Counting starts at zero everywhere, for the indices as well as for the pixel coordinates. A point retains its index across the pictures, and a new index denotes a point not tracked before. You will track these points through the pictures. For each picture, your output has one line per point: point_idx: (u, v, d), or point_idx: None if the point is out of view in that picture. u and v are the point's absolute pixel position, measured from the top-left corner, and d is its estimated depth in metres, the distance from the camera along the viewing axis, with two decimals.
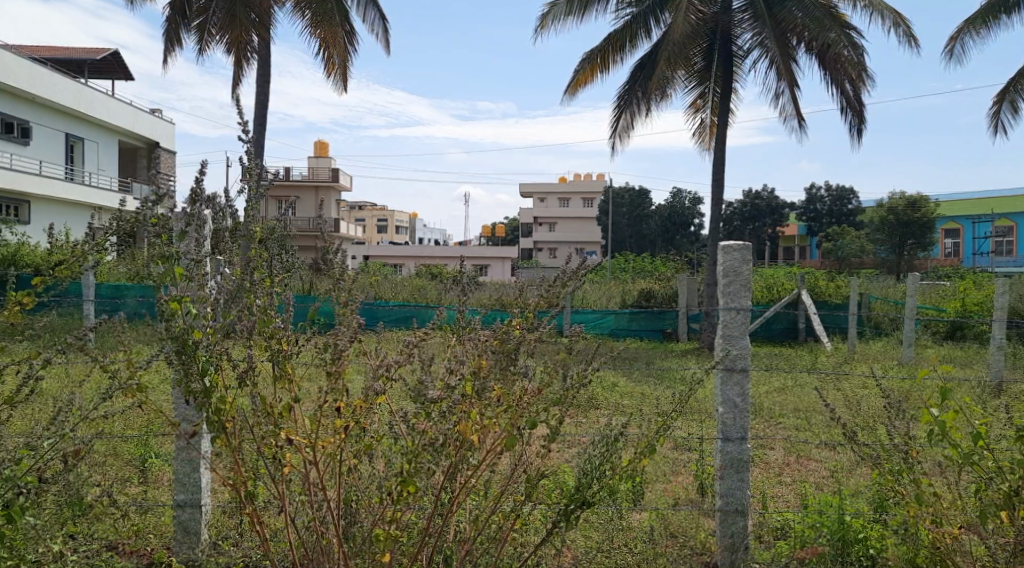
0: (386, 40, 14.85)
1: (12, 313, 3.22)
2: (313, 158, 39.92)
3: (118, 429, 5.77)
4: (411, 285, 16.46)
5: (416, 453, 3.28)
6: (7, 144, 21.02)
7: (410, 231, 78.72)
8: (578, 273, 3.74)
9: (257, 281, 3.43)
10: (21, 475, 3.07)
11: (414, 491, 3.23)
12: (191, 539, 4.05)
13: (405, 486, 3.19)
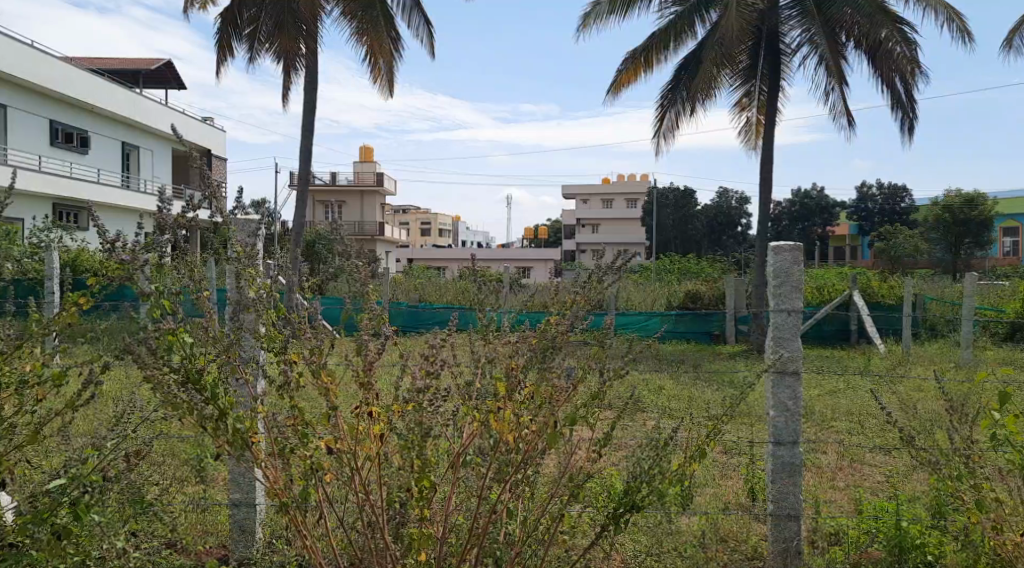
0: (431, 45, 14.97)
1: (71, 315, 2.99)
2: (359, 163, 40.39)
3: (176, 429, 5.89)
4: (456, 287, 16.55)
5: (420, 447, 3.28)
6: (67, 153, 21.66)
7: (454, 235, 79.19)
8: (618, 272, 3.68)
9: (259, 284, 3.42)
10: (89, 474, 3.12)
11: (432, 487, 3.26)
12: (247, 538, 4.11)
13: (421, 482, 3.23)
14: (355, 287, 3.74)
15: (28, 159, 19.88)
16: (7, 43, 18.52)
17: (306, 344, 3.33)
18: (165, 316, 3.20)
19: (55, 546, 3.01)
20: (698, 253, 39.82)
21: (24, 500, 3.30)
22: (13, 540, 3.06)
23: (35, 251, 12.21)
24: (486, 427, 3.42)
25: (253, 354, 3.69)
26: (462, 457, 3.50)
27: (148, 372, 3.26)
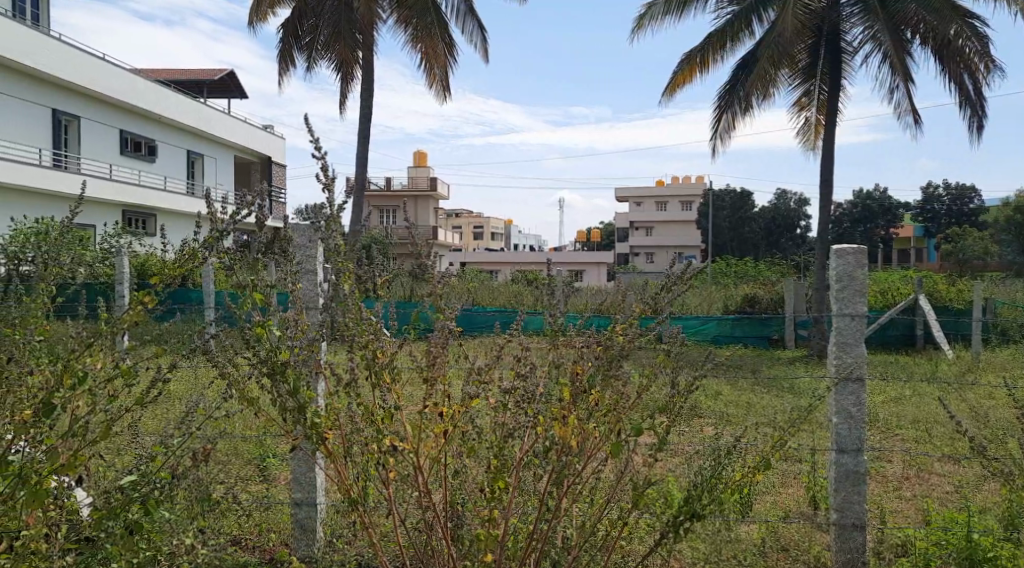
0: (485, 50, 15.02)
1: (136, 313, 3.01)
2: (413, 168, 40.78)
3: (240, 429, 5.99)
4: (509, 291, 16.57)
5: (501, 447, 3.36)
6: (135, 161, 22.30)
7: (506, 239, 79.38)
8: (684, 278, 3.62)
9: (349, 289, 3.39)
10: (158, 470, 3.21)
11: (505, 486, 3.27)
12: (309, 536, 4.15)
13: (496, 480, 3.25)
14: (417, 291, 3.75)
15: (98, 167, 20.52)
16: (77, 55, 19.02)
17: (376, 345, 3.34)
18: (257, 308, 3.34)
19: (129, 540, 3.04)
20: (755, 256, 39.26)
21: (98, 495, 3.34)
22: (88, 534, 3.15)
23: (106, 256, 12.60)
24: (550, 427, 3.38)
25: (318, 353, 3.72)
26: (523, 458, 3.48)
27: (242, 361, 3.42)
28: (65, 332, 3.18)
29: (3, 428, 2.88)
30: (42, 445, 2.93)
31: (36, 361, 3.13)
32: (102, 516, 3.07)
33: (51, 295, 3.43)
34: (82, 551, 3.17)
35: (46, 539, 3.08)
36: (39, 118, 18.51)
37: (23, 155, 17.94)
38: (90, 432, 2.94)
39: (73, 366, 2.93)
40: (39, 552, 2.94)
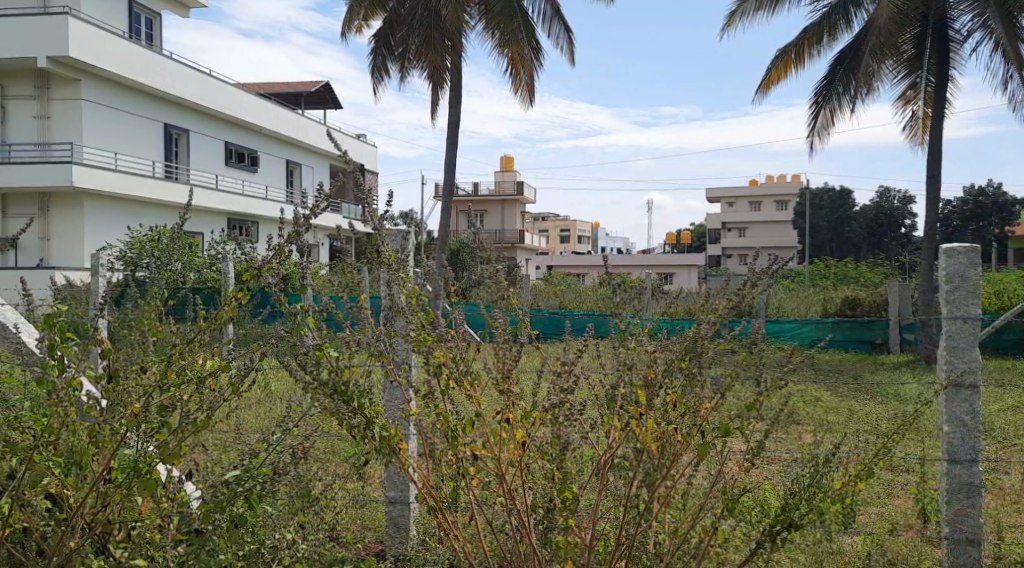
0: (571, 53, 14.96)
1: (231, 310, 3.03)
2: (500, 172, 41.01)
3: (335, 430, 6.12)
4: (596, 294, 16.46)
5: (563, 453, 3.15)
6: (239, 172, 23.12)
7: (593, 241, 79.11)
8: (770, 276, 3.44)
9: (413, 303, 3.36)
10: (259, 468, 3.19)
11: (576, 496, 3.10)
12: (402, 534, 4.19)
13: (564, 488, 3.06)
14: (493, 292, 3.69)
15: (205, 178, 21.35)
16: (185, 71, 19.78)
17: (453, 351, 3.28)
18: (313, 329, 3.11)
19: (234, 534, 3.16)
20: (856, 257, 37.94)
21: (205, 487, 3.44)
22: (197, 526, 3.15)
23: (214, 263, 13.16)
24: (632, 435, 3.25)
25: (404, 359, 3.70)
26: (608, 465, 3.36)
27: (309, 383, 3.21)
28: (171, 333, 3.20)
29: (116, 423, 2.89)
30: (154, 438, 2.88)
31: (144, 360, 3.09)
32: (210, 509, 3.05)
33: (162, 297, 3.46)
34: (193, 543, 3.20)
35: (159, 529, 3.10)
36: (151, 132, 19.29)
37: (138, 168, 18.79)
38: (195, 424, 2.91)
39: (178, 365, 2.99)
40: (155, 541, 3.04)
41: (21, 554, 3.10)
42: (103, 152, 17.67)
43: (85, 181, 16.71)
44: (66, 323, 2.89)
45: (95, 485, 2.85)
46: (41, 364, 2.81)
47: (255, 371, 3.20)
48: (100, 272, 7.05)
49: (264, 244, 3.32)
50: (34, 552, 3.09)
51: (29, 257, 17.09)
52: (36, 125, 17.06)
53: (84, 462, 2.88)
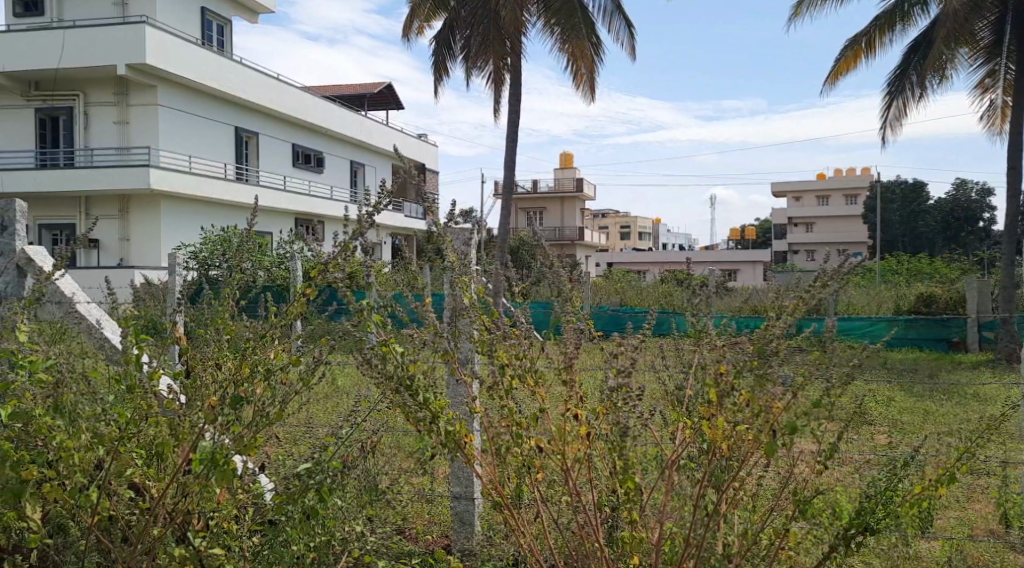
0: (633, 47, 14.83)
1: (300, 305, 3.03)
2: (559, 170, 41.02)
3: (402, 426, 6.16)
4: (659, 291, 16.30)
5: (624, 446, 3.05)
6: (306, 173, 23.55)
7: (655, 239, 78.48)
8: (843, 273, 3.27)
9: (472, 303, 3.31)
10: (329, 461, 3.20)
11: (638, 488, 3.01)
12: (467, 529, 4.17)
13: (625, 480, 2.98)
14: (555, 291, 3.63)
15: (274, 179, 21.78)
16: (253, 75, 20.18)
17: (516, 348, 3.24)
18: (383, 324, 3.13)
19: (306, 525, 3.11)
20: (931, 252, 36.81)
21: (276, 480, 3.46)
22: (271, 517, 3.20)
23: (282, 262, 13.38)
24: (700, 434, 3.14)
25: (468, 359, 3.67)
26: (675, 464, 3.28)
27: (375, 380, 3.20)
28: (244, 329, 3.22)
29: (194, 416, 2.89)
30: (230, 431, 2.88)
31: (218, 355, 3.12)
32: (282, 500, 3.08)
33: (235, 294, 3.51)
34: (267, 533, 3.21)
35: (236, 520, 3.22)
36: (220, 134, 19.72)
37: (210, 169, 19.24)
38: (270, 414, 2.94)
39: (250, 358, 2.98)
40: (230, 531, 3.07)
41: (108, 542, 3.04)
42: (178, 154, 18.15)
43: (162, 183, 17.19)
44: (139, 325, 2.93)
45: (175, 475, 2.88)
46: (122, 360, 2.87)
47: (323, 365, 3.22)
48: (177, 271, 7.27)
49: (332, 241, 3.36)
50: (120, 539, 3.05)
51: (110, 257, 17.70)
52: (116, 130, 17.62)
53: (166, 453, 2.90)
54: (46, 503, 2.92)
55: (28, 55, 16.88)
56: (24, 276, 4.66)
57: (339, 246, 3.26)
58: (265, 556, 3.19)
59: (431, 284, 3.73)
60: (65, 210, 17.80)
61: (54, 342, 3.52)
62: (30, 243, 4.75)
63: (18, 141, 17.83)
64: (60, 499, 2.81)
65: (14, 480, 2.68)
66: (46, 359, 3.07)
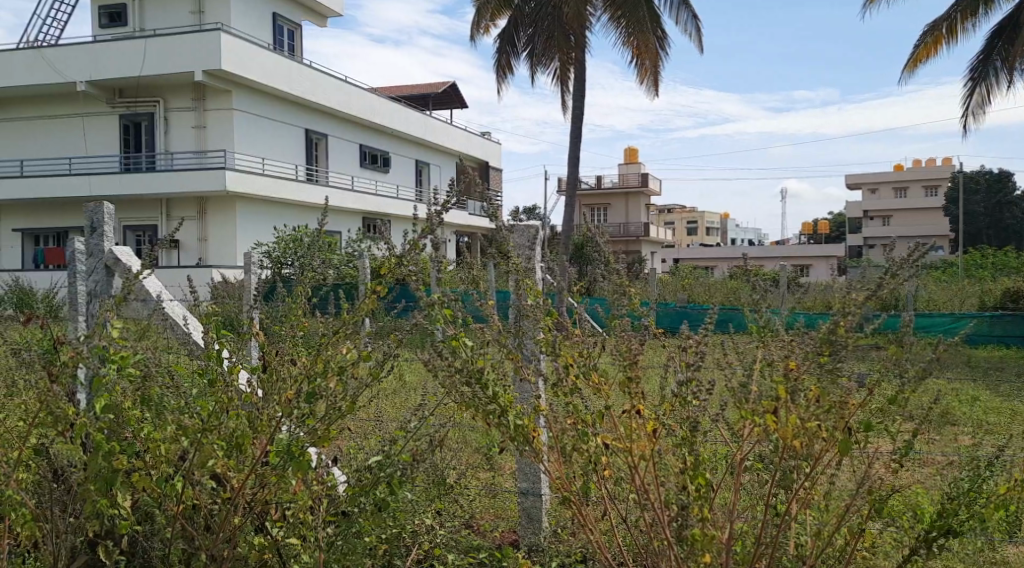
0: (700, 40, 14.69)
1: (370, 302, 3.10)
2: (624, 165, 40.91)
3: (469, 420, 6.23)
4: (728, 287, 16.09)
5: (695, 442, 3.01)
6: (373, 173, 23.90)
7: (722, 233, 77.44)
8: (915, 265, 3.18)
9: (537, 303, 3.35)
10: (399, 455, 3.25)
11: (710, 484, 2.96)
12: (535, 526, 4.20)
13: (697, 477, 2.94)
14: (617, 290, 3.64)
15: (342, 179, 22.19)
16: (323, 78, 20.55)
17: (582, 345, 3.23)
18: (450, 322, 3.19)
19: (378, 517, 3.17)
20: (1018, 245, 35.64)
21: (349, 472, 3.51)
22: (344, 507, 3.24)
23: (351, 261, 13.59)
24: (770, 431, 3.08)
25: (533, 355, 3.68)
26: (745, 462, 3.23)
27: (439, 376, 3.23)
28: (318, 325, 3.30)
29: (271, 409, 2.98)
30: (305, 424, 2.99)
31: (294, 350, 3.20)
32: (355, 491, 3.15)
33: (307, 293, 3.57)
34: (340, 525, 3.26)
35: (312, 510, 3.26)
36: (290, 136, 20.15)
37: (281, 171, 19.69)
38: (343, 407, 3.03)
39: (323, 351, 3.04)
40: (307, 521, 3.09)
41: (193, 530, 3.17)
42: (253, 158, 18.71)
43: (238, 186, 17.67)
44: (219, 322, 3.06)
45: (254, 466, 2.97)
46: (205, 355, 3.04)
47: (393, 360, 3.28)
48: (252, 270, 7.50)
49: (401, 239, 3.43)
50: (203, 527, 3.17)
51: (190, 256, 18.27)
52: (193, 134, 18.20)
53: (244, 445, 2.97)
54: (136, 491, 3.06)
55: (112, 64, 17.55)
56: (112, 276, 4.79)
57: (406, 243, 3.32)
58: (339, 548, 3.22)
59: (497, 283, 3.74)
60: (146, 213, 18.45)
61: (142, 340, 3.67)
62: (117, 244, 4.87)
63: (104, 147, 18.54)
64: (150, 488, 2.94)
65: (108, 470, 2.83)
66: (136, 355, 3.20)
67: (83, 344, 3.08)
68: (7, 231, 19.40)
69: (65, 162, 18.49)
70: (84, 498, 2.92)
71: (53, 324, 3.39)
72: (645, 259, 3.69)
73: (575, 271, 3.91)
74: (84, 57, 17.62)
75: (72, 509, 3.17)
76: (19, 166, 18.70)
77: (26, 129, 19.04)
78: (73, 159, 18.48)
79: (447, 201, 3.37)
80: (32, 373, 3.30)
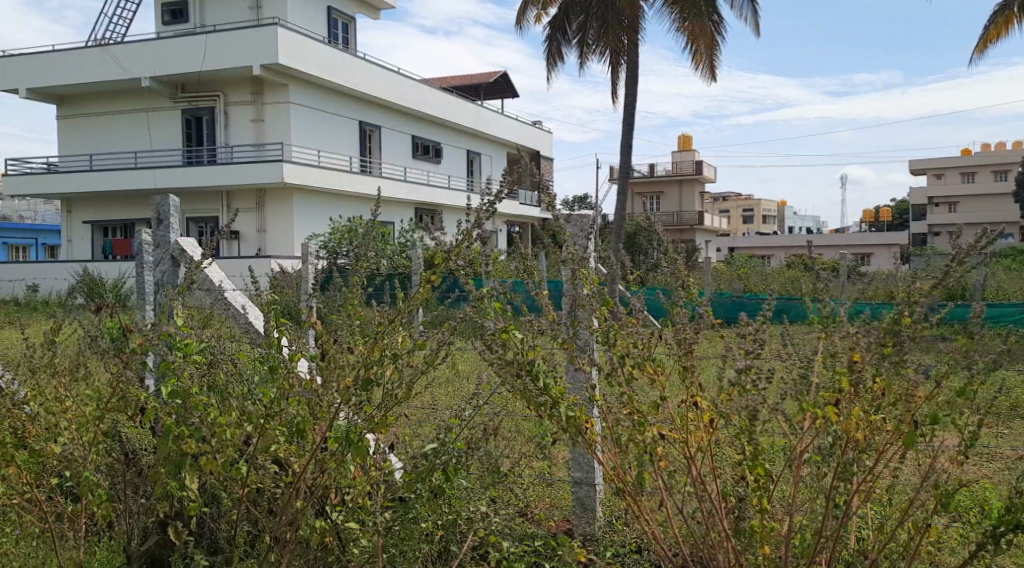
0: (756, 23, 14.47)
1: (424, 293, 3.13)
2: (678, 153, 40.56)
3: (521, 410, 6.25)
4: (784, 277, 15.86)
5: (756, 434, 2.96)
6: (425, 163, 24.07)
7: (779, 221, 76.21)
8: (984, 253, 3.07)
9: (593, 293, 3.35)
10: (454, 443, 3.29)
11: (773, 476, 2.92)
12: (589, 515, 4.22)
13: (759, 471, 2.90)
14: (671, 280, 3.60)
15: (395, 170, 22.39)
16: (376, 70, 20.72)
17: (636, 335, 3.23)
18: (503, 313, 3.21)
19: (434, 504, 3.23)
20: None
21: (405, 459, 3.57)
22: (401, 494, 3.31)
23: (404, 251, 13.70)
24: (830, 424, 3.04)
25: (587, 346, 3.68)
26: (803, 455, 3.19)
27: (493, 366, 3.28)
28: (374, 315, 3.34)
29: (330, 397, 3.04)
30: (363, 411, 3.07)
31: (350, 338, 3.23)
32: (412, 479, 3.21)
33: (362, 284, 3.64)
34: (398, 511, 3.33)
35: (370, 496, 3.32)
36: (345, 128, 20.39)
37: (336, 163, 19.94)
38: (398, 394, 3.11)
39: (380, 341, 3.08)
40: (365, 507, 3.15)
41: (257, 513, 3.29)
42: (308, 150, 19.00)
43: (294, 178, 17.97)
44: (279, 311, 3.14)
45: (314, 452, 3.06)
46: (266, 344, 3.13)
47: (447, 349, 3.31)
48: (310, 260, 7.66)
49: (454, 228, 3.44)
50: (267, 511, 3.28)
51: (249, 247, 18.64)
52: (252, 127, 18.58)
53: (305, 431, 3.06)
54: (202, 475, 3.18)
55: (173, 60, 17.95)
56: (178, 267, 4.93)
57: (456, 233, 3.34)
58: (396, 532, 3.33)
59: (550, 275, 3.75)
60: (206, 205, 18.87)
61: (206, 328, 3.80)
62: (183, 236, 5.01)
63: (166, 141, 19.02)
64: (214, 472, 3.06)
65: (176, 453, 2.97)
66: (201, 343, 3.31)
67: (152, 331, 3.27)
68: (78, 223, 20.10)
69: (131, 156, 19.07)
70: (155, 480, 3.09)
71: (121, 313, 3.54)
72: (698, 249, 3.65)
73: (628, 260, 3.90)
74: (147, 54, 18.06)
75: (143, 489, 3.42)
76: (88, 161, 19.33)
77: (93, 124, 19.64)
78: (138, 153, 19.02)
79: (498, 190, 3.38)
80: (105, 360, 3.44)
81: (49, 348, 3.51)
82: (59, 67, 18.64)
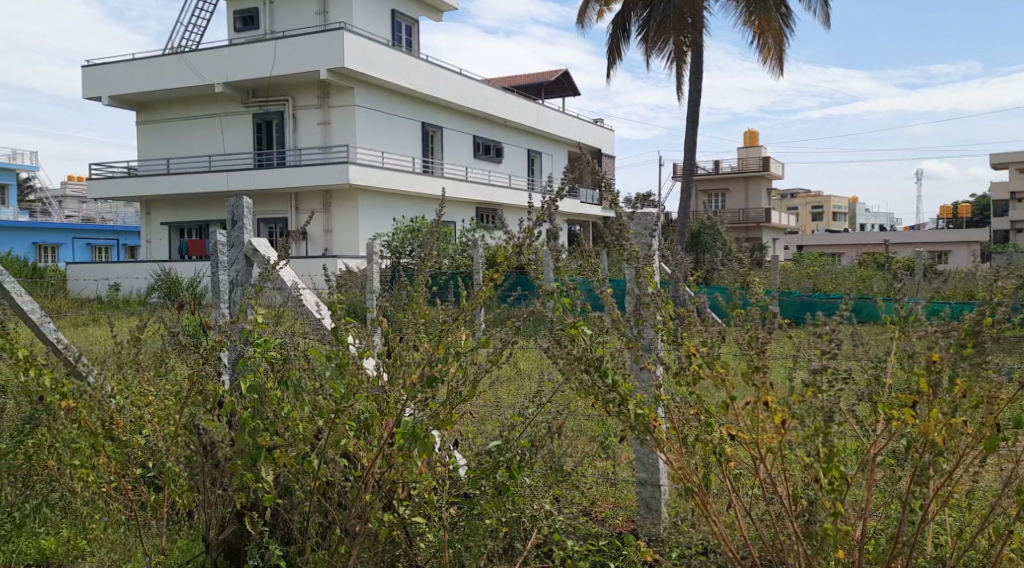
0: (826, 15, 14.21)
1: (488, 290, 3.17)
2: (743, 148, 39.97)
3: (583, 408, 6.26)
4: (855, 274, 15.49)
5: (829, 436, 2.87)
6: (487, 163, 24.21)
7: (850, 218, 74.36)
8: None
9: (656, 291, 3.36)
10: (518, 441, 3.33)
11: (844, 477, 2.87)
12: (653, 515, 4.23)
13: (830, 471, 2.86)
14: (737, 279, 3.57)
15: (457, 170, 22.57)
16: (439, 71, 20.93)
17: (702, 334, 3.21)
18: (568, 311, 3.25)
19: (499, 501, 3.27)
20: None
21: (471, 457, 3.62)
22: (466, 490, 3.37)
23: (467, 250, 13.82)
24: (905, 426, 2.98)
25: (652, 345, 3.68)
26: (876, 456, 3.14)
27: (558, 364, 3.30)
28: (440, 313, 3.39)
29: (397, 393, 3.10)
30: (428, 407, 3.13)
31: (416, 336, 3.27)
32: (477, 476, 3.26)
33: (428, 282, 3.71)
34: (464, 507, 3.38)
35: (437, 492, 3.37)
36: (408, 129, 20.65)
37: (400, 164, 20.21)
38: (463, 392, 3.15)
39: (445, 338, 3.13)
40: (433, 501, 3.23)
41: (327, 507, 3.36)
42: (373, 151, 19.29)
43: (360, 178, 18.26)
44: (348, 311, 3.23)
45: (382, 447, 3.13)
46: (336, 341, 3.22)
47: (512, 348, 3.34)
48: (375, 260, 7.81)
49: (516, 226, 3.48)
50: (338, 505, 3.34)
51: (316, 247, 19.03)
52: (319, 130, 18.97)
53: (373, 426, 3.15)
54: (277, 468, 3.31)
55: (243, 65, 18.41)
56: (251, 266, 5.07)
57: (517, 232, 3.38)
58: (461, 528, 3.38)
59: (612, 274, 3.75)
60: (276, 206, 19.33)
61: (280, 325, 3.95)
62: (256, 236, 5.15)
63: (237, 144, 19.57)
64: (288, 464, 3.20)
65: (252, 445, 3.10)
66: (276, 341, 3.45)
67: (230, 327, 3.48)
68: (156, 225, 20.80)
69: (205, 159, 19.65)
70: (231, 471, 3.24)
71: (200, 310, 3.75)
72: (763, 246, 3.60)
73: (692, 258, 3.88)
74: (219, 60, 18.58)
75: (220, 482, 3.46)
76: (165, 164, 19.98)
77: (168, 129, 20.30)
78: (212, 157, 19.60)
79: (560, 189, 3.39)
80: (184, 357, 3.61)
81: (134, 344, 3.67)
82: (137, 74, 19.30)
